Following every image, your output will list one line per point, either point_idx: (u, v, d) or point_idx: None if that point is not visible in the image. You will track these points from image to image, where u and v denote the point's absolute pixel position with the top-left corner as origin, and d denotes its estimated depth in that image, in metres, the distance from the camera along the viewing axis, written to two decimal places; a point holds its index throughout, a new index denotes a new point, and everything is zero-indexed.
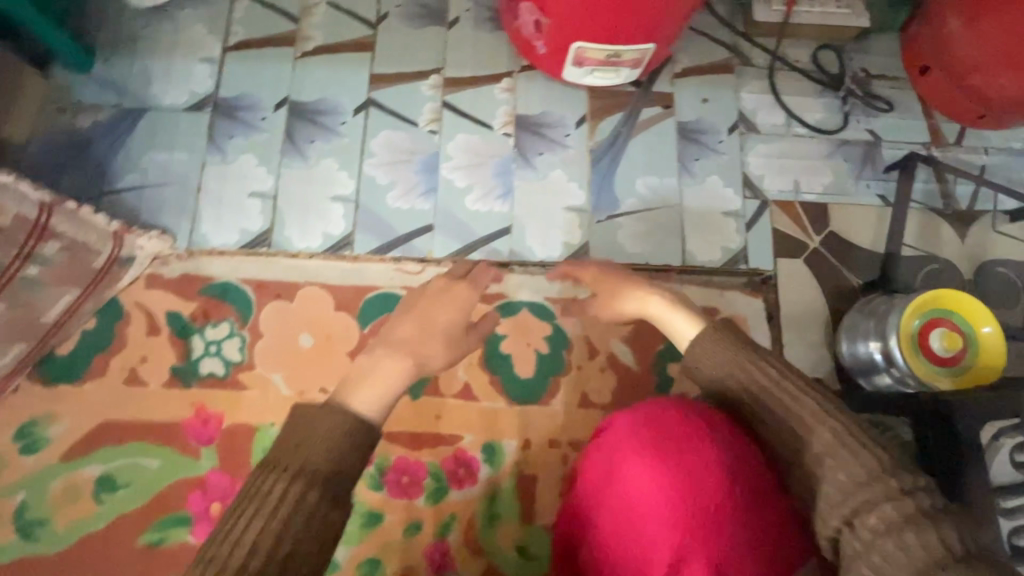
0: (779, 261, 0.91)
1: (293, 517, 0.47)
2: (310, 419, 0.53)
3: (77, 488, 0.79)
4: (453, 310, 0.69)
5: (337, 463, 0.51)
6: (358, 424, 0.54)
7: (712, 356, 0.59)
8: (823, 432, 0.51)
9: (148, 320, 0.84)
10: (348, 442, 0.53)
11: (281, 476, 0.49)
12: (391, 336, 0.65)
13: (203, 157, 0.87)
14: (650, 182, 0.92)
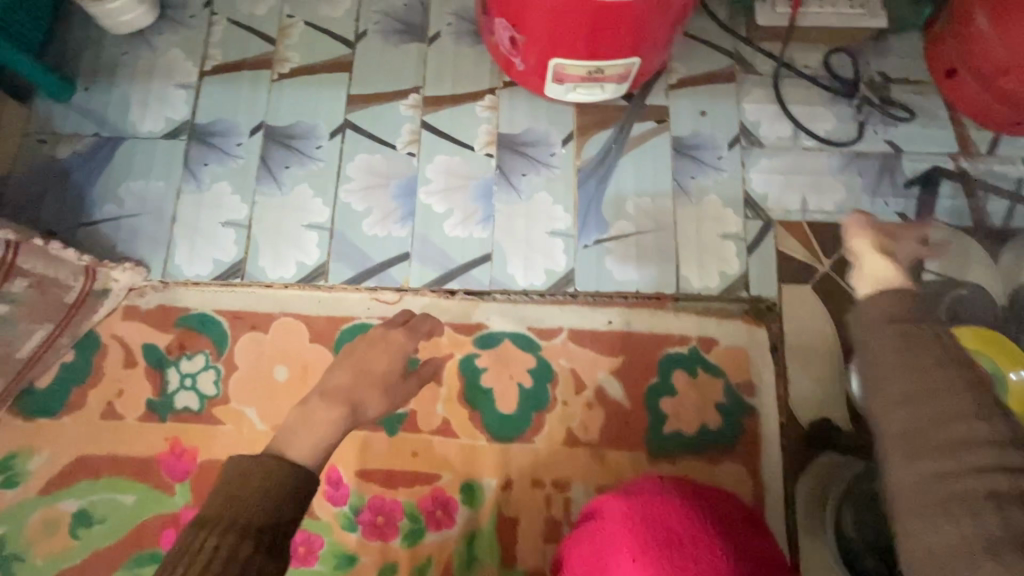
0: (783, 287, 0.84)
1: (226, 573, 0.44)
2: (245, 467, 0.51)
3: (55, 523, 0.79)
4: (389, 357, 0.71)
5: (272, 511, 0.49)
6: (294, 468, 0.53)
7: (884, 301, 0.49)
8: (968, 398, 0.42)
9: (124, 352, 0.83)
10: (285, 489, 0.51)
11: (216, 527, 0.46)
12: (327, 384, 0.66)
13: (179, 186, 0.86)
14: (642, 203, 0.86)
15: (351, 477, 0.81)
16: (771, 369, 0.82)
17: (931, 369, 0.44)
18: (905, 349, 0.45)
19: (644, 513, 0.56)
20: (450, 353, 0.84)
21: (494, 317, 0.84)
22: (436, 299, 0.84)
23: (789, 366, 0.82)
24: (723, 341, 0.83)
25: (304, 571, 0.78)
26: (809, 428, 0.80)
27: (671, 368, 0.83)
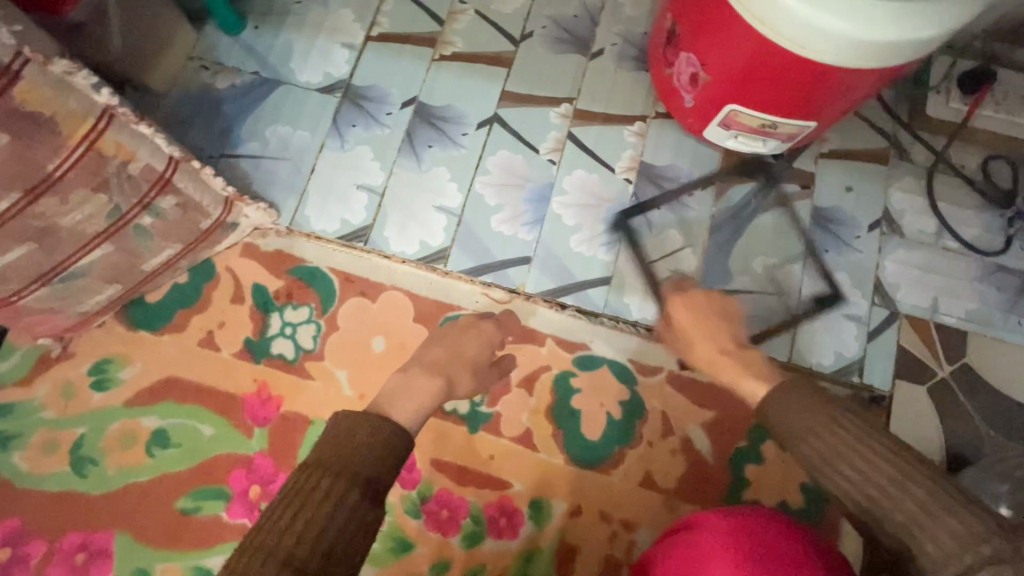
0: (898, 382, 0.82)
1: (335, 511, 0.49)
2: (355, 422, 0.56)
3: (132, 436, 0.79)
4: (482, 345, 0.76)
5: (375, 466, 0.54)
6: (395, 431, 0.57)
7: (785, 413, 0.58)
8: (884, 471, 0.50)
9: (235, 287, 0.84)
10: (386, 447, 0.56)
11: (328, 472, 0.51)
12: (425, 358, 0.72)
13: (323, 140, 0.87)
14: (770, 264, 0.85)
15: (424, 464, 0.80)
16: None
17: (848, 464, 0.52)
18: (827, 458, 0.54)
19: (749, 540, 0.52)
20: (547, 365, 0.83)
21: (598, 341, 0.84)
22: (546, 309, 0.84)
23: None
24: None
25: None
26: None
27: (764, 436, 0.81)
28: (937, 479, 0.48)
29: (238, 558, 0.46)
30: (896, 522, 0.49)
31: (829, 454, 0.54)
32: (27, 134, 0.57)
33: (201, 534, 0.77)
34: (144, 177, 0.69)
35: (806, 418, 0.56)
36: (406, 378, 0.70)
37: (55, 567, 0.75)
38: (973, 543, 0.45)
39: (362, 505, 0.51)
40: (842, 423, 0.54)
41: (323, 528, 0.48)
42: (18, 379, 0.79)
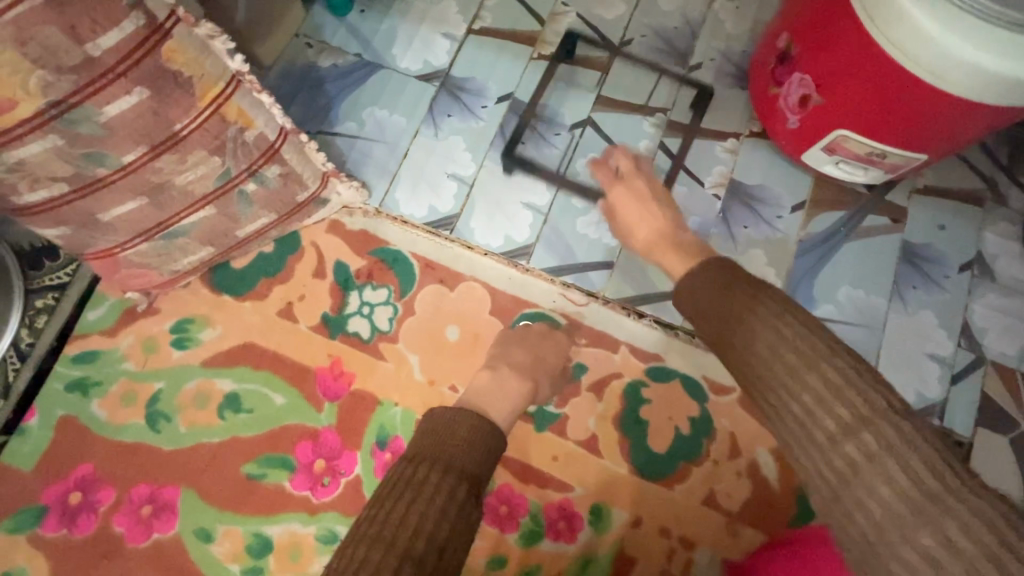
0: (979, 430, 0.79)
1: (448, 506, 0.50)
2: (450, 421, 0.59)
3: (206, 397, 0.81)
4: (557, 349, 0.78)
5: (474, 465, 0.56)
6: (487, 433, 0.60)
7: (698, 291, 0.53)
8: (781, 332, 0.45)
9: (318, 262, 0.86)
10: (480, 447, 0.58)
11: (435, 467, 0.53)
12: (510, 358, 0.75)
13: (418, 127, 0.88)
14: (855, 295, 0.83)
15: None
16: None
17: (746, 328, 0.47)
18: (730, 327, 0.48)
19: None
20: (619, 373, 0.83)
21: (672, 354, 0.83)
22: (623, 317, 0.83)
23: None
24: None
25: None
26: None
27: None
28: (816, 337, 0.43)
29: (355, 548, 0.46)
30: (770, 388, 0.44)
31: (727, 323, 0.48)
32: (164, 91, 0.59)
33: (264, 500, 0.78)
34: (256, 144, 0.70)
35: (712, 291, 0.51)
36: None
37: (122, 516, 0.76)
38: (835, 403, 0.40)
39: (469, 501, 0.52)
40: (743, 291, 0.48)
41: (439, 521, 0.48)
42: (103, 328, 0.81)
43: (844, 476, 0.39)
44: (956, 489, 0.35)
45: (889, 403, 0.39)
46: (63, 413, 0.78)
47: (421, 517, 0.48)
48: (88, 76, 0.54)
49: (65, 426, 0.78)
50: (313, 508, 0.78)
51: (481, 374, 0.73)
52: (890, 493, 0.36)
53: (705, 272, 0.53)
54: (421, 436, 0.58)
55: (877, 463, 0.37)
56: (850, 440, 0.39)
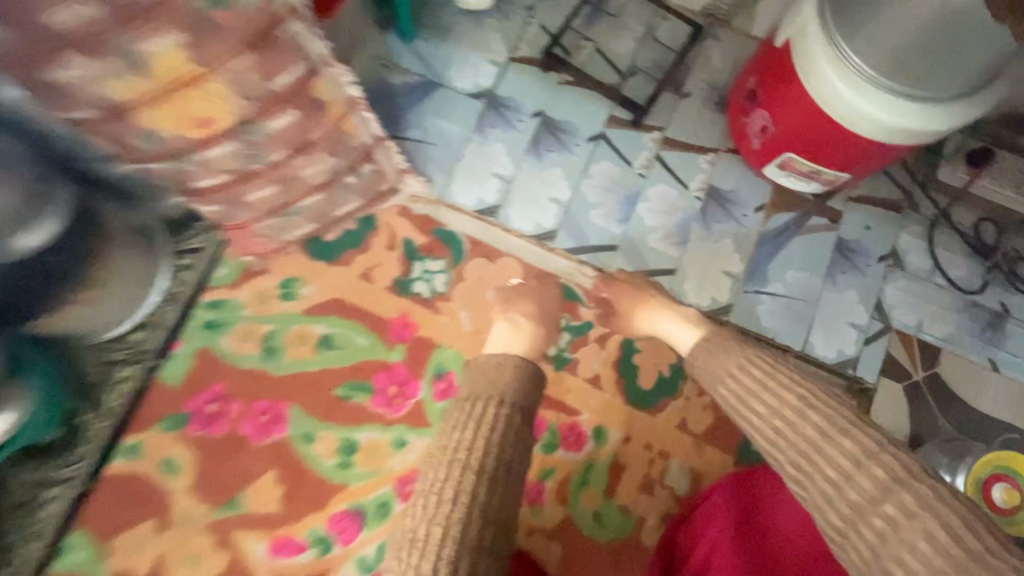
0: (882, 378, 1.07)
1: (504, 433, 0.71)
2: (499, 364, 0.78)
3: (306, 337, 1.06)
4: (550, 301, 1.04)
5: (523, 397, 0.76)
6: (530, 368, 0.79)
7: (715, 360, 0.79)
8: (796, 396, 0.66)
9: (390, 238, 1.11)
10: (526, 382, 0.77)
11: (493, 404, 0.73)
12: (519, 310, 0.98)
13: (470, 135, 1.13)
14: (798, 276, 1.10)
15: None
16: None
17: (766, 392, 0.69)
18: (757, 393, 0.70)
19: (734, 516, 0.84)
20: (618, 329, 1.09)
21: None
22: None
23: None
24: None
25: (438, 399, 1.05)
26: None
27: None
28: (836, 406, 0.63)
29: (438, 471, 0.68)
30: (798, 447, 0.63)
31: (726, 386, 0.75)
32: (309, 112, 0.83)
33: (352, 414, 1.04)
34: (360, 149, 0.95)
35: (722, 363, 0.77)
36: (502, 331, 0.95)
37: (247, 421, 1.02)
38: (870, 463, 0.57)
39: (520, 426, 0.73)
40: (751, 360, 0.73)
41: (498, 447, 0.70)
42: (228, 283, 1.06)
43: (882, 532, 0.54)
44: (990, 551, 0.50)
45: (922, 468, 0.56)
46: (200, 344, 1.04)
47: (497, 444, 0.70)
48: (266, 103, 0.78)
49: (203, 354, 1.03)
50: (387, 422, 1.04)
51: (501, 326, 0.95)
52: (929, 546, 0.51)
53: (715, 348, 0.80)
54: (483, 376, 0.77)
55: (914, 519, 0.53)
56: (885, 500, 0.55)
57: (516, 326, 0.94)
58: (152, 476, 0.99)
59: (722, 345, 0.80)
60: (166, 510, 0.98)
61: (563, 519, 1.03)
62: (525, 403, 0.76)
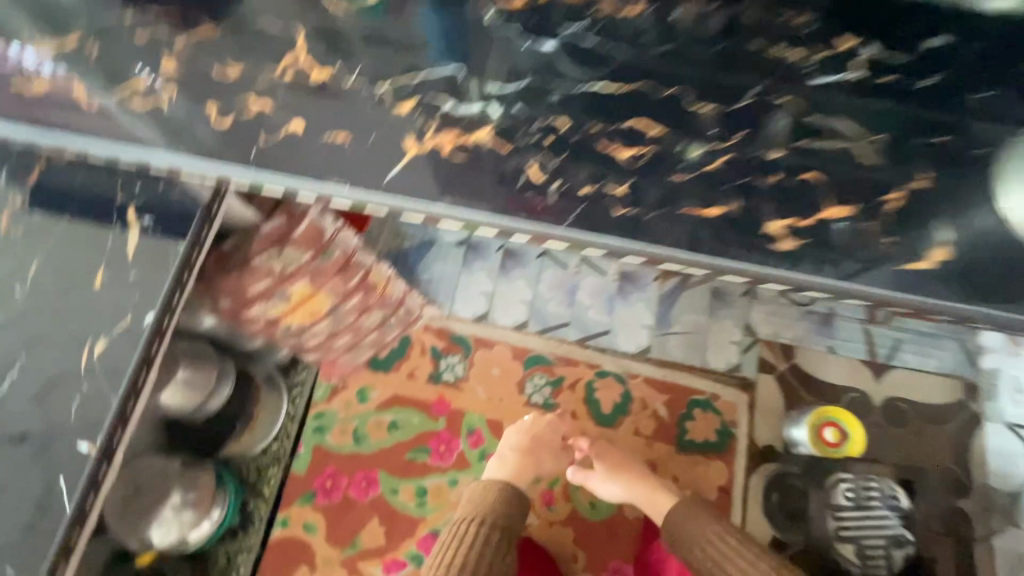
0: (759, 373, 1.62)
1: (488, 545, 1.25)
2: (487, 491, 1.33)
3: (380, 424, 1.61)
4: (545, 437, 1.46)
5: (506, 519, 1.30)
6: (510, 493, 1.34)
7: (686, 525, 1.30)
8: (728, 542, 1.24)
9: (422, 347, 1.68)
10: (506, 502, 1.32)
11: (485, 529, 1.27)
12: (511, 449, 1.43)
13: (461, 271, 1.72)
14: (691, 317, 1.67)
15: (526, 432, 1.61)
16: (748, 414, 1.60)
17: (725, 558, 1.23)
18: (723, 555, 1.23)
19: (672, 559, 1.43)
20: (582, 376, 1.64)
21: (607, 362, 1.65)
22: (579, 348, 1.66)
23: (757, 416, 1.59)
24: (723, 396, 1.61)
25: (473, 447, 1.59)
26: (761, 447, 1.56)
27: (694, 406, 1.61)
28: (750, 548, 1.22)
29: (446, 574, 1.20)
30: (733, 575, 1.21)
31: (698, 552, 1.27)
32: (369, 292, 1.41)
33: (420, 469, 1.57)
34: (397, 301, 1.53)
35: (693, 532, 1.29)
36: (493, 466, 1.41)
37: (353, 488, 1.55)
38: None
39: (498, 538, 1.27)
40: (721, 542, 1.25)
41: (484, 559, 1.24)
42: (324, 399, 1.62)
43: None
44: None
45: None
46: (314, 443, 1.58)
47: (485, 547, 1.25)
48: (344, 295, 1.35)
49: (317, 450, 1.57)
50: (443, 470, 1.56)
51: (495, 459, 1.42)
52: None
53: (685, 516, 1.31)
54: (475, 500, 1.32)
55: None
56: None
57: (501, 461, 1.41)
58: (299, 536, 1.51)
59: (696, 511, 1.31)
60: (312, 556, 1.49)
61: (571, 511, 1.53)
62: (505, 521, 1.30)
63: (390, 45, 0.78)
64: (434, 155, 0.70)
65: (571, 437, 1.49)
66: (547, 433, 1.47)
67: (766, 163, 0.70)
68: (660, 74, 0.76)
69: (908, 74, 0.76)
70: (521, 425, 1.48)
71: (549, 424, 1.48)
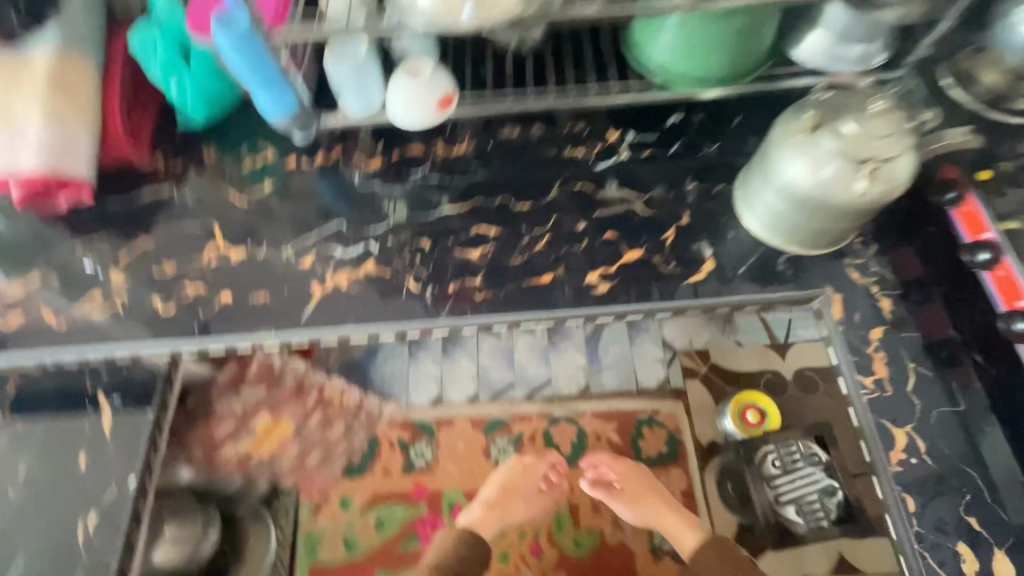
0: (686, 380, 1.84)
1: None
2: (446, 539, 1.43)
3: (368, 526, 1.73)
4: (524, 479, 1.54)
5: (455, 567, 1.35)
6: (472, 539, 1.42)
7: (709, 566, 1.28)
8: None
9: (389, 444, 1.81)
10: (461, 546, 1.40)
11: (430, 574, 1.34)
12: (494, 499, 1.51)
13: (407, 362, 1.84)
14: (618, 350, 1.85)
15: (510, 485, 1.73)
16: (687, 419, 1.80)
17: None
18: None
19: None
20: (538, 428, 1.83)
21: (555, 409, 1.84)
22: (528, 403, 1.84)
23: (694, 418, 1.80)
24: (663, 410, 1.81)
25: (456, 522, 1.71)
26: (706, 445, 1.76)
27: (642, 425, 1.80)
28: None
29: None
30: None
31: None
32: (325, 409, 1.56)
33: (413, 557, 1.70)
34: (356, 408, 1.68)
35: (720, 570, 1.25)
36: (473, 517, 1.50)
37: None
38: None
39: None
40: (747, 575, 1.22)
41: None
42: (309, 519, 1.73)
43: None
44: None
45: None
46: (310, 563, 1.69)
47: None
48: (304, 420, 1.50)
49: (313, 568, 1.69)
50: None
51: (474, 511, 1.50)
52: None
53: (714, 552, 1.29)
54: (440, 546, 1.42)
55: None
56: None
57: (476, 510, 1.51)
58: None
59: (717, 553, 1.29)
60: None
61: (559, 555, 1.65)
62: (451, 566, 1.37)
63: (287, 214, 1.02)
64: (335, 292, 0.93)
65: (555, 475, 1.59)
66: (526, 479, 1.56)
67: (577, 234, 0.95)
68: (489, 191, 1.01)
69: (664, 144, 1.03)
70: (496, 476, 1.55)
71: (522, 471, 1.56)
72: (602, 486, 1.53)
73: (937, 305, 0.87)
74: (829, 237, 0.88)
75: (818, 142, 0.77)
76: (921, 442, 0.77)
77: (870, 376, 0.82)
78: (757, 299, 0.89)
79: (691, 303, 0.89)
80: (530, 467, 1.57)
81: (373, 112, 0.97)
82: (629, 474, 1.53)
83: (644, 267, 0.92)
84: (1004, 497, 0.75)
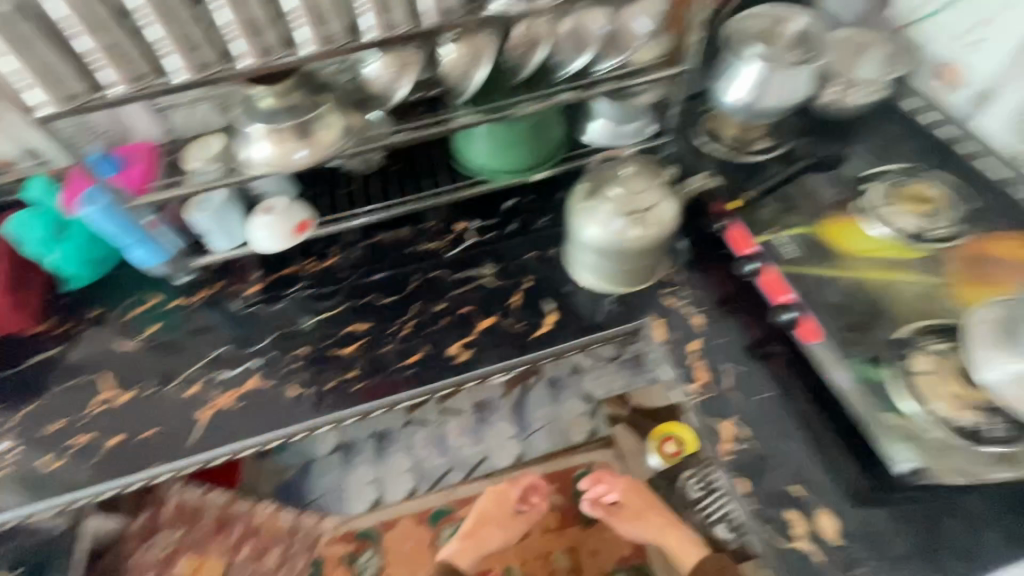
0: (617, 427, 1.85)
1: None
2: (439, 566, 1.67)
3: None
4: (494, 511, 1.68)
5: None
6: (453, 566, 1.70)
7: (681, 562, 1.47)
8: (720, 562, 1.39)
9: (334, 561, 1.75)
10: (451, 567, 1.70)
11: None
12: (476, 534, 1.68)
13: (338, 473, 1.75)
14: (547, 413, 1.81)
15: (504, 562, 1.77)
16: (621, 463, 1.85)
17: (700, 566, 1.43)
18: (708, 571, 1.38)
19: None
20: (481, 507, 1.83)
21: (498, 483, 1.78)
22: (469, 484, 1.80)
23: (629, 461, 1.83)
24: (596, 459, 1.88)
25: None
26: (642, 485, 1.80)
27: (580, 480, 1.85)
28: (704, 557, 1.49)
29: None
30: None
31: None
32: None
33: None
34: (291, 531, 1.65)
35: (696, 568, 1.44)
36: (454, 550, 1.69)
37: None
38: None
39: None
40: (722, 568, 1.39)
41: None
42: None
43: None
44: None
45: None
46: None
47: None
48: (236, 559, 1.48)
49: None
50: None
51: (458, 543, 1.68)
52: None
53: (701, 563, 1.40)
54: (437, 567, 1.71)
55: None
56: None
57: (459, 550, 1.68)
58: None
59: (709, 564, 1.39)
60: None
61: None
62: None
63: (174, 352, 1.09)
64: (222, 414, 1.01)
65: (533, 497, 1.70)
66: (494, 508, 1.68)
67: (437, 313, 1.09)
68: (358, 292, 1.15)
69: (503, 224, 1.21)
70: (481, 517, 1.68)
71: (495, 499, 1.68)
72: (598, 505, 1.64)
73: (746, 310, 1.03)
74: (646, 272, 1.05)
75: (600, 206, 0.96)
76: (743, 431, 0.90)
77: (693, 383, 0.96)
78: (600, 337, 1.05)
79: (566, 349, 1.05)
80: (508, 498, 1.68)
81: (240, 245, 1.10)
82: (630, 494, 1.62)
83: (499, 333, 1.06)
84: (828, 465, 0.86)
